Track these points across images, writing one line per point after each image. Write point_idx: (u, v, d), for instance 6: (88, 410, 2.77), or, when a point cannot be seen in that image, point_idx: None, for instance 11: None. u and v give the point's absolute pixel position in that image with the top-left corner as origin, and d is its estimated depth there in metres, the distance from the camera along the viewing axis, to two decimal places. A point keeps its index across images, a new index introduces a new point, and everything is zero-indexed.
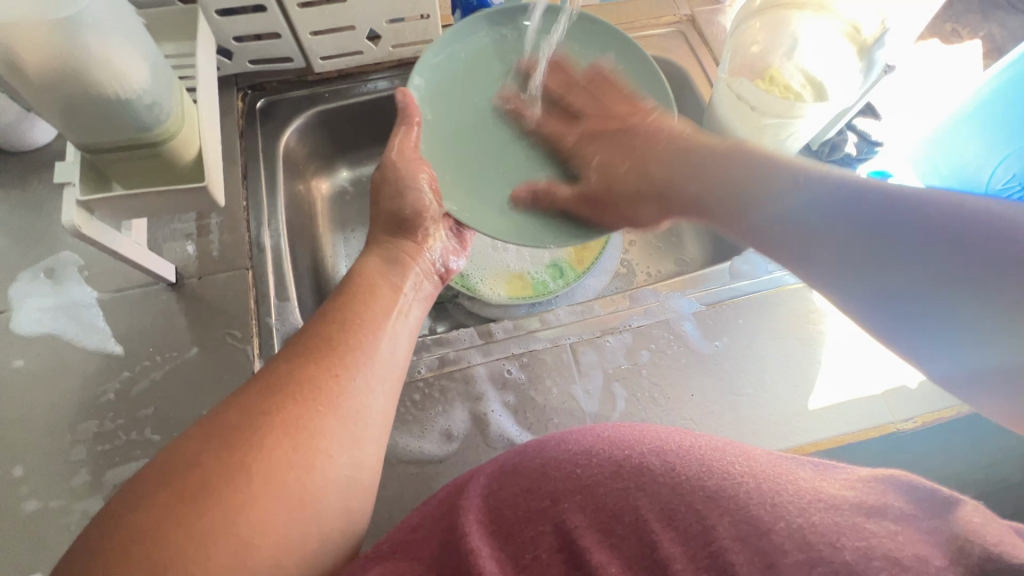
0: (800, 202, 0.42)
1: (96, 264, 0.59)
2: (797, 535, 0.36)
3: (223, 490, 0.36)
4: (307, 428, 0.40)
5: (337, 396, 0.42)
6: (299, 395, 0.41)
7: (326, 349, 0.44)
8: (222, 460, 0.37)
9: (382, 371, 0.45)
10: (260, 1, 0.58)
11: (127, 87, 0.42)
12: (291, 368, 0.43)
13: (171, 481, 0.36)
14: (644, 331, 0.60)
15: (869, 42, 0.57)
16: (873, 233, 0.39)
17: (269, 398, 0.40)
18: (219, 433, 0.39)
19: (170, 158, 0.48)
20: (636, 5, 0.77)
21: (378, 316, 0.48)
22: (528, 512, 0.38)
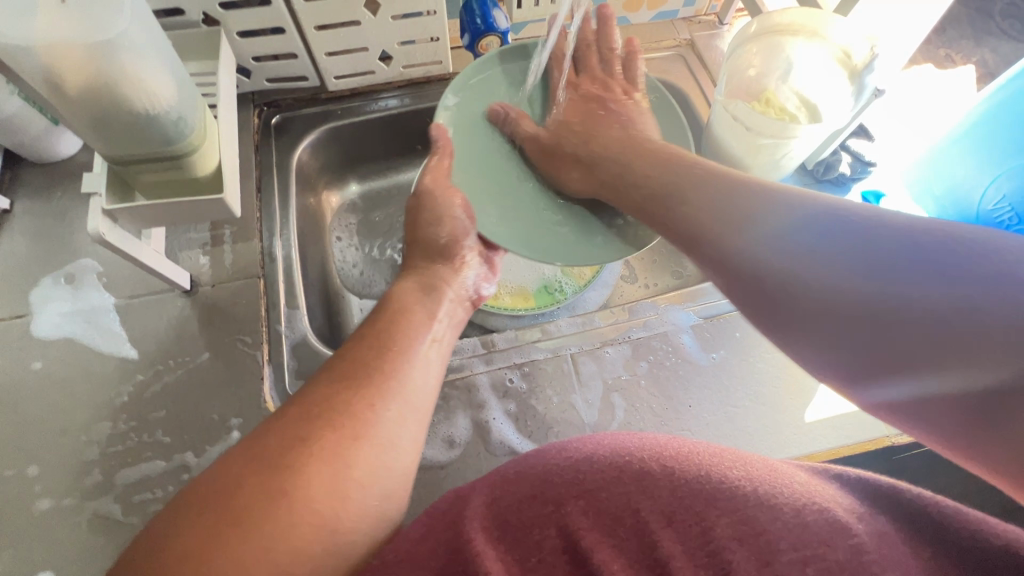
0: (774, 230, 0.44)
1: (115, 271, 0.61)
2: (802, 528, 0.36)
3: (262, 509, 0.35)
4: (342, 458, 0.39)
5: (370, 424, 0.41)
6: (335, 422, 0.40)
7: (364, 380, 0.43)
8: (263, 479, 0.36)
9: (412, 400, 0.44)
10: (279, 23, 0.61)
11: (155, 103, 0.45)
12: (329, 393, 0.42)
13: (204, 504, 0.35)
14: (643, 342, 0.61)
15: (860, 67, 0.59)
16: (843, 255, 0.40)
17: (306, 423, 0.39)
18: (262, 455, 0.38)
19: (190, 170, 0.50)
20: (638, 29, 0.80)
21: (413, 342, 0.48)
22: (534, 514, 0.39)
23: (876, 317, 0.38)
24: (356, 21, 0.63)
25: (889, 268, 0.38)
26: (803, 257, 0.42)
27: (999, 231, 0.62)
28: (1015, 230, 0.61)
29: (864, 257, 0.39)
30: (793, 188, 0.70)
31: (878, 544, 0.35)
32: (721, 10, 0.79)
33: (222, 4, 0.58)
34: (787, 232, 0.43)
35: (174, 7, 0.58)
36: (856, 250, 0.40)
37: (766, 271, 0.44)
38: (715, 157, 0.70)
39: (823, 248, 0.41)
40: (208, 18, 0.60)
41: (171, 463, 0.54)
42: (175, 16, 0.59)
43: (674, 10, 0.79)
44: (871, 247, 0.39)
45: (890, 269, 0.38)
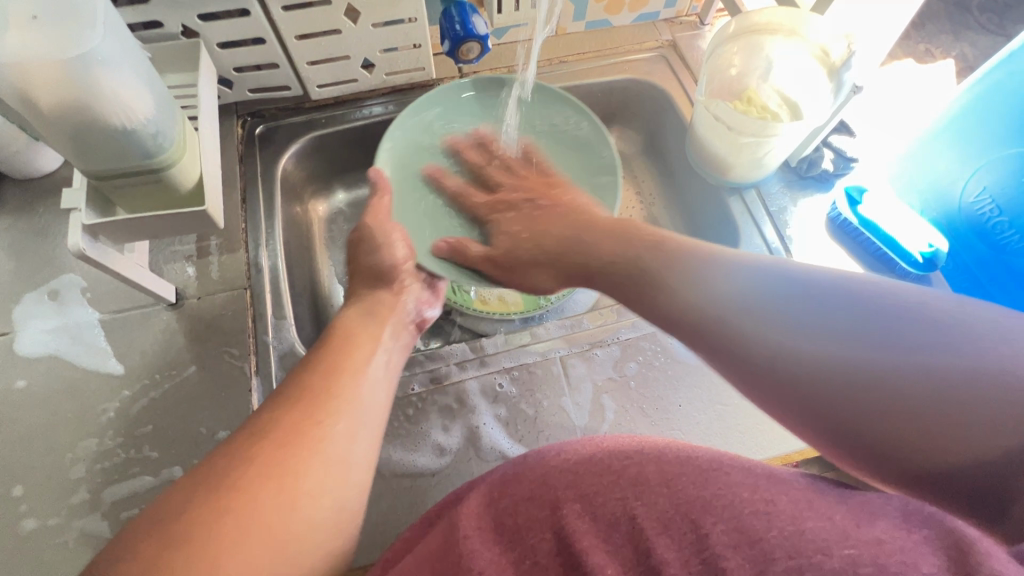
0: (746, 295, 0.42)
1: (98, 286, 0.61)
2: (798, 536, 0.35)
3: (202, 529, 0.35)
4: (293, 472, 0.39)
5: (321, 439, 0.41)
6: (285, 440, 0.40)
7: (308, 403, 0.43)
8: (209, 500, 0.36)
9: (365, 415, 0.45)
10: (260, 34, 0.61)
11: (131, 116, 0.45)
12: (276, 413, 0.42)
13: (144, 533, 0.34)
14: (632, 343, 0.61)
15: (838, 65, 0.60)
16: (805, 326, 0.39)
17: (253, 439, 0.39)
18: (203, 478, 0.37)
19: (171, 183, 0.50)
20: (620, 31, 0.80)
21: (359, 363, 0.48)
22: (531, 517, 0.39)
23: (859, 390, 0.36)
24: (337, 29, 0.63)
25: (882, 338, 0.36)
26: (772, 326, 0.40)
27: (981, 224, 0.62)
28: (997, 222, 0.61)
29: (851, 323, 0.38)
30: (777, 185, 0.71)
31: (875, 554, 0.33)
32: (702, 10, 0.80)
33: (200, 16, 0.58)
34: (744, 296, 0.42)
35: (152, 20, 0.57)
36: (821, 315, 0.39)
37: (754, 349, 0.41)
38: (699, 158, 0.71)
39: (786, 317, 0.40)
40: (186, 30, 0.59)
41: (159, 479, 0.54)
42: (153, 28, 0.58)
43: (655, 12, 0.79)
44: (859, 316, 0.38)
45: (862, 343, 0.37)
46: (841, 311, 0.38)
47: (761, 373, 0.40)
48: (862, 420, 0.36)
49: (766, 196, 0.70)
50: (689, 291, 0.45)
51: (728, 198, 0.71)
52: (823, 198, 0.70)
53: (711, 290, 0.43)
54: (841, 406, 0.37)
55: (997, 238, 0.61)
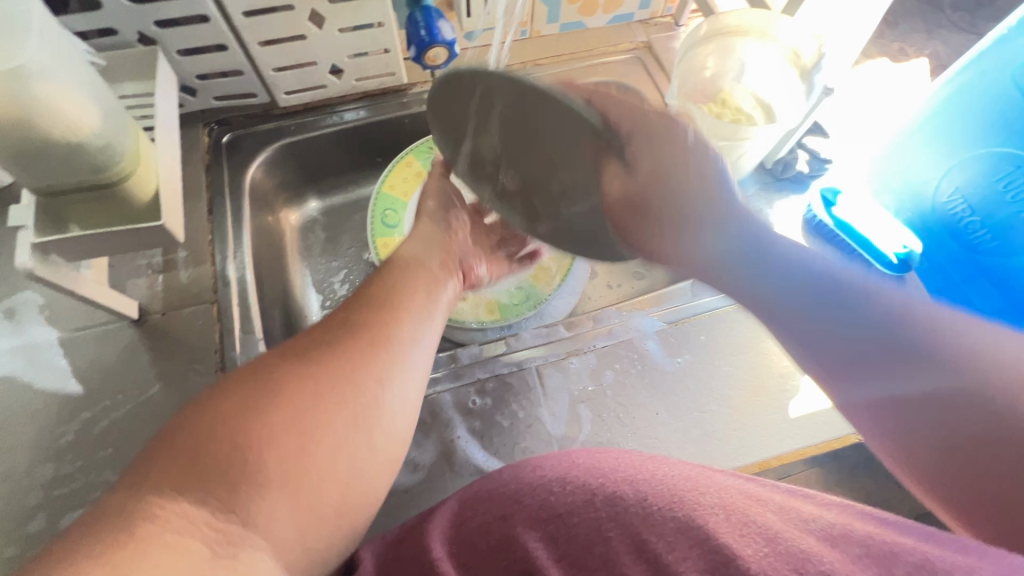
0: (746, 239, 0.45)
1: (57, 303, 0.59)
2: (775, 557, 0.34)
3: (287, 389, 0.41)
4: (349, 400, 0.43)
5: (383, 335, 0.48)
6: (354, 334, 0.47)
7: (358, 342, 0.46)
8: (294, 374, 0.42)
9: (419, 324, 0.51)
10: (222, 41, 0.59)
11: (78, 130, 0.43)
12: (344, 320, 0.48)
13: (242, 388, 0.41)
14: (608, 351, 0.61)
15: (809, 67, 0.59)
16: (825, 308, 0.42)
17: (327, 337, 0.46)
18: (289, 359, 0.44)
19: (123, 197, 0.48)
20: (595, 33, 0.79)
21: (415, 279, 0.55)
22: (500, 537, 0.39)
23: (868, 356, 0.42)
24: (303, 35, 0.61)
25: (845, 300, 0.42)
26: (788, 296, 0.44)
27: (954, 223, 0.62)
28: (969, 222, 0.61)
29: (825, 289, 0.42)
30: (753, 187, 0.70)
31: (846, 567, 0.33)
32: (676, 11, 0.79)
33: (157, 23, 0.56)
34: (758, 267, 0.45)
35: (106, 27, 0.55)
36: (844, 307, 0.42)
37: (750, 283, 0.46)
38: None
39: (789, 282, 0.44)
40: (144, 37, 0.57)
41: None
42: (108, 36, 0.56)
43: (630, 13, 0.78)
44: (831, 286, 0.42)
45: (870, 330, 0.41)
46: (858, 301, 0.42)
47: (787, 321, 0.45)
48: (874, 377, 0.42)
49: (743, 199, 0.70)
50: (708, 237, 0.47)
51: None
52: (798, 200, 0.70)
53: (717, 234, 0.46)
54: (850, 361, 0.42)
55: (970, 237, 0.61)
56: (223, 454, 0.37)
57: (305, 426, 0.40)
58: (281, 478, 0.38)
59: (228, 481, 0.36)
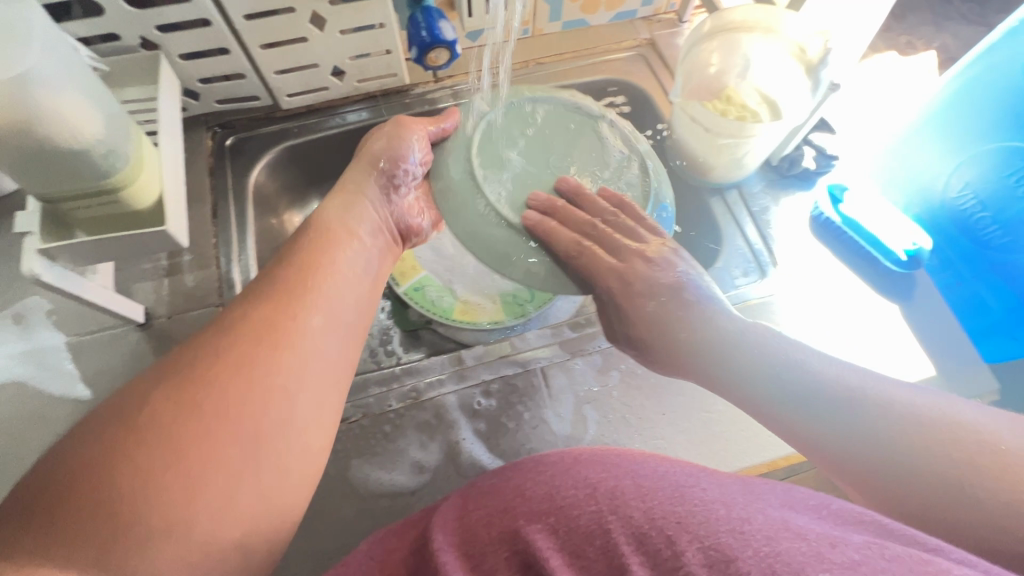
0: (719, 334, 0.50)
1: (64, 307, 0.59)
2: (773, 560, 0.32)
3: (171, 414, 0.37)
4: (230, 403, 0.39)
5: (289, 331, 0.44)
6: (256, 334, 0.43)
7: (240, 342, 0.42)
8: (178, 395, 0.38)
9: (336, 323, 0.48)
10: (223, 44, 0.59)
11: (81, 138, 0.43)
12: (243, 315, 0.45)
13: (116, 419, 0.37)
14: (614, 352, 0.60)
15: (815, 62, 0.58)
16: (809, 400, 0.43)
17: (226, 338, 0.42)
18: (178, 374, 0.40)
19: (128, 204, 0.48)
20: (598, 31, 0.79)
21: (324, 266, 0.50)
22: (504, 531, 0.39)
23: (846, 446, 0.42)
24: (304, 37, 0.61)
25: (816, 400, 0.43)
26: (772, 385, 0.45)
27: (964, 220, 0.62)
28: (979, 218, 0.60)
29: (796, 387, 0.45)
30: (759, 184, 0.70)
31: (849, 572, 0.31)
32: (680, 7, 0.78)
33: (159, 27, 0.56)
34: (747, 354, 0.47)
35: (108, 33, 0.55)
36: (828, 396, 0.43)
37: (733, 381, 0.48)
38: (680, 159, 0.70)
39: (770, 379, 0.46)
40: (146, 42, 0.57)
41: None
42: (110, 41, 0.56)
43: (633, 10, 0.78)
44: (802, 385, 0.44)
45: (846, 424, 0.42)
46: (830, 388, 0.43)
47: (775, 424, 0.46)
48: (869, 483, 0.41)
49: (748, 196, 0.69)
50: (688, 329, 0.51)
51: (710, 200, 0.69)
52: (805, 197, 0.69)
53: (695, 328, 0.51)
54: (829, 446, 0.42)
55: (980, 233, 0.61)
56: (89, 512, 0.33)
57: (180, 443, 0.36)
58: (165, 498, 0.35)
59: (99, 542, 0.32)
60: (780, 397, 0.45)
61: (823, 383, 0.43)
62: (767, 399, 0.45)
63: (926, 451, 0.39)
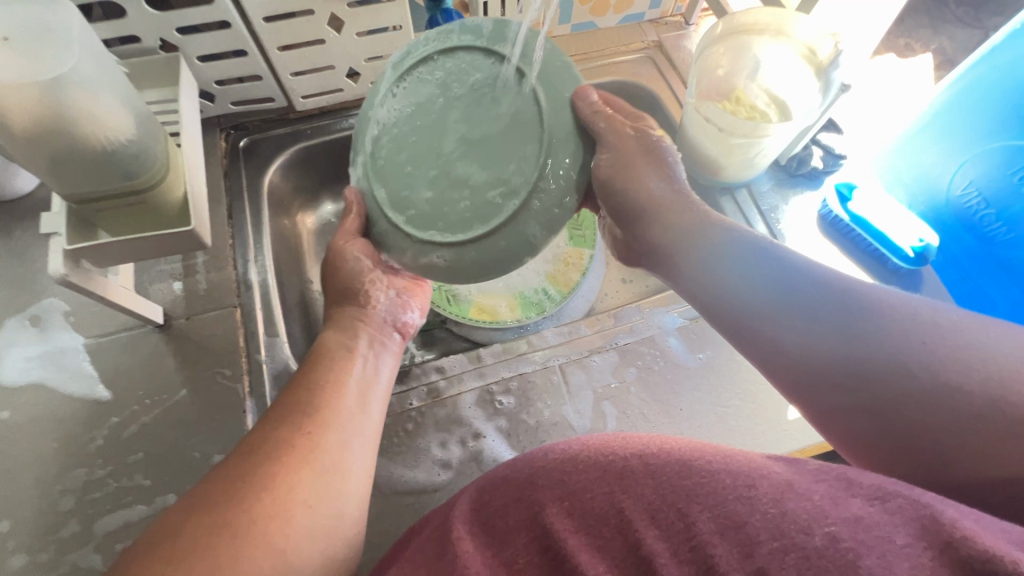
0: (724, 257, 0.46)
1: (82, 309, 0.59)
2: (782, 520, 0.34)
3: (202, 545, 0.36)
4: (284, 483, 0.40)
5: (313, 451, 0.43)
6: (275, 454, 0.42)
7: (288, 425, 0.44)
8: (213, 519, 0.37)
9: (355, 427, 0.46)
10: (242, 46, 0.60)
11: (112, 138, 0.44)
12: (260, 437, 0.43)
13: (155, 551, 0.36)
14: (630, 348, 0.61)
15: (825, 64, 0.59)
16: (821, 319, 0.41)
17: (249, 459, 0.41)
18: (202, 502, 0.39)
19: (155, 204, 0.49)
20: (606, 33, 0.80)
21: (341, 374, 0.49)
22: (526, 516, 0.39)
23: (852, 374, 0.39)
24: (321, 39, 0.62)
25: (822, 323, 0.41)
26: (779, 309, 0.43)
27: (969, 217, 0.63)
28: (985, 215, 0.62)
29: (805, 305, 0.42)
30: (768, 183, 0.71)
31: (854, 530, 0.32)
32: (686, 10, 0.80)
33: (179, 30, 0.57)
34: (751, 275, 0.44)
35: (129, 35, 0.56)
36: (839, 317, 0.40)
37: (739, 321, 0.45)
38: (691, 159, 0.70)
39: (775, 299, 0.43)
40: (165, 44, 0.58)
41: (153, 508, 0.52)
42: (130, 43, 0.57)
43: (640, 13, 0.79)
44: (813, 304, 0.41)
45: (863, 355, 0.39)
46: (844, 310, 0.40)
47: (785, 373, 0.43)
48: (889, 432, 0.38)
49: (757, 195, 0.70)
50: (692, 261, 0.48)
51: (720, 199, 0.71)
52: (813, 195, 0.71)
53: (701, 254, 0.47)
54: (830, 373, 0.40)
55: (985, 230, 0.62)
56: None
57: (244, 521, 0.38)
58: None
59: None
60: (788, 323, 0.42)
61: (837, 302, 0.41)
62: (774, 325, 0.43)
63: (946, 383, 0.36)
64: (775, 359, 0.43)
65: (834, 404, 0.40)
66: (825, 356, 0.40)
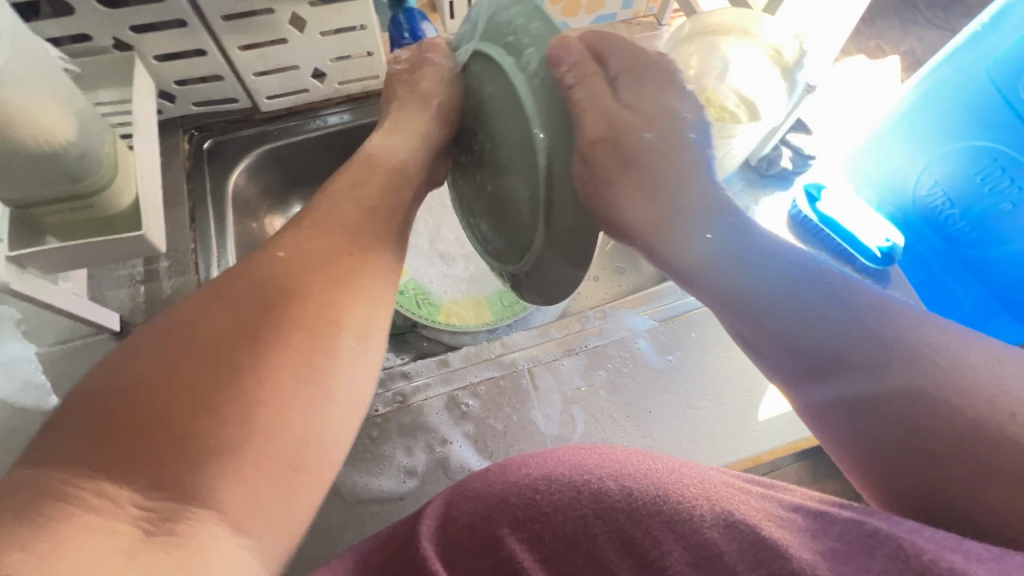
0: (721, 242, 0.45)
1: (34, 317, 0.57)
2: (755, 549, 0.34)
3: (241, 353, 0.37)
4: (322, 311, 0.40)
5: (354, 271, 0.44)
6: (318, 278, 0.42)
7: (258, 303, 0.39)
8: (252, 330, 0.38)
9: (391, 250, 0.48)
10: (200, 45, 0.58)
11: (53, 141, 0.42)
12: (295, 241, 0.44)
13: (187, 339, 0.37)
14: (600, 351, 0.61)
15: (791, 64, 0.61)
16: (832, 320, 0.41)
17: (290, 273, 0.41)
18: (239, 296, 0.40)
19: (102, 208, 0.47)
20: (580, 33, 0.79)
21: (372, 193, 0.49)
22: (486, 538, 0.39)
23: (850, 375, 0.40)
24: (283, 39, 0.60)
25: (835, 310, 0.41)
26: (786, 303, 0.42)
27: (934, 216, 0.64)
28: (949, 215, 0.62)
29: (804, 287, 0.42)
30: (739, 184, 0.71)
31: (832, 562, 0.33)
32: (659, 11, 0.80)
33: (133, 28, 0.55)
34: (752, 264, 0.43)
35: (80, 33, 0.54)
36: (850, 327, 0.40)
37: (756, 307, 0.43)
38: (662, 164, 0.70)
39: (782, 286, 0.42)
40: (119, 43, 0.56)
41: None
42: (82, 42, 0.55)
43: (612, 13, 0.79)
44: (810, 285, 0.42)
45: (861, 338, 0.39)
46: (851, 318, 0.40)
47: (778, 355, 0.43)
48: (879, 417, 0.39)
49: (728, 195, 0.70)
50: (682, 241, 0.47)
51: None
52: (784, 195, 0.71)
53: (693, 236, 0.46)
54: (837, 367, 0.40)
55: (950, 231, 0.63)
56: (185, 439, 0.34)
57: (259, 384, 0.36)
58: (242, 450, 0.35)
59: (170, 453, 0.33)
60: (786, 323, 0.42)
61: (846, 303, 0.41)
62: (781, 321, 0.42)
63: (947, 403, 0.37)
64: (763, 343, 0.44)
65: (824, 393, 0.41)
66: (825, 357, 0.41)
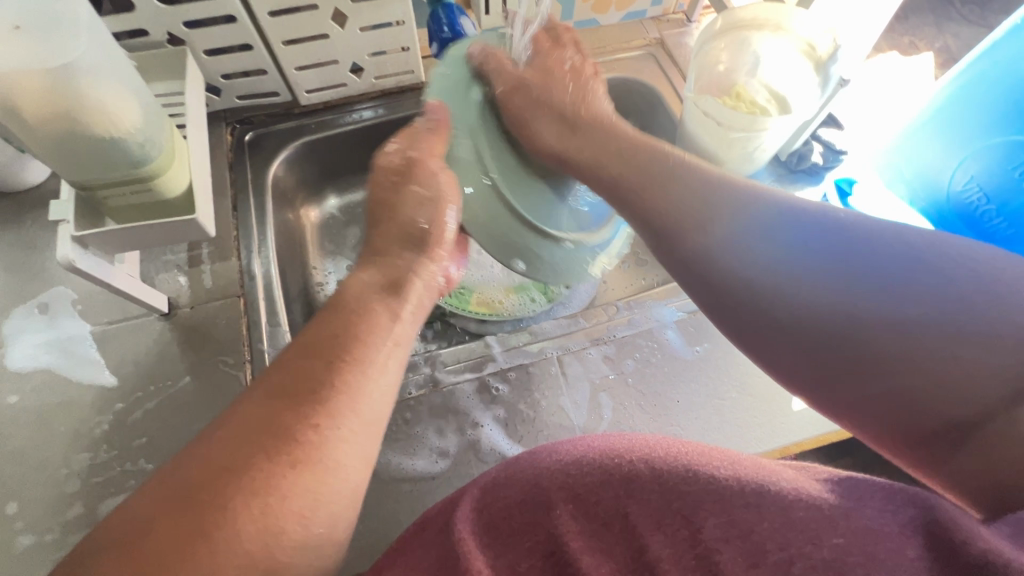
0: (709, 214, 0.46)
1: (89, 297, 0.60)
2: (789, 529, 0.35)
3: (194, 528, 0.32)
4: (279, 483, 0.34)
5: (315, 449, 0.36)
6: (272, 444, 0.35)
7: (223, 471, 0.34)
8: (215, 497, 0.33)
9: (368, 414, 0.39)
10: (246, 40, 0.61)
11: (120, 128, 0.45)
12: (282, 381, 0.38)
13: (142, 532, 0.32)
14: (628, 341, 0.62)
15: (824, 58, 0.61)
16: (822, 261, 0.41)
17: (260, 423, 0.35)
18: (206, 466, 0.34)
19: (159, 192, 0.50)
20: (608, 30, 0.80)
21: (367, 349, 0.40)
22: (523, 518, 0.39)
23: (845, 336, 0.39)
24: (325, 34, 0.63)
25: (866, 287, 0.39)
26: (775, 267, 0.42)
27: (969, 213, 0.63)
28: (985, 211, 0.62)
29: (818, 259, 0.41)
30: (768, 179, 0.71)
31: (862, 543, 0.34)
32: (688, 7, 0.80)
33: (186, 24, 0.58)
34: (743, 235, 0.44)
35: (137, 28, 0.57)
36: (834, 264, 0.40)
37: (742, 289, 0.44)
38: (689, 152, 0.70)
39: (786, 259, 0.42)
40: (173, 37, 0.59)
41: None
42: (139, 37, 0.58)
43: (642, 10, 0.79)
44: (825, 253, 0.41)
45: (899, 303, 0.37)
46: (850, 282, 0.39)
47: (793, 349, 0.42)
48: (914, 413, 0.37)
49: None
50: (671, 209, 0.48)
51: None
52: (813, 191, 0.71)
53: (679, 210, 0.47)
54: (864, 350, 0.38)
55: (986, 227, 0.62)
56: None
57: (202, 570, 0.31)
58: None
59: None
60: (788, 280, 0.42)
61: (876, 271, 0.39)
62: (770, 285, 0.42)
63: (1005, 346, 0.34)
64: (762, 319, 0.43)
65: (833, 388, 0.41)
66: (836, 316, 0.39)
